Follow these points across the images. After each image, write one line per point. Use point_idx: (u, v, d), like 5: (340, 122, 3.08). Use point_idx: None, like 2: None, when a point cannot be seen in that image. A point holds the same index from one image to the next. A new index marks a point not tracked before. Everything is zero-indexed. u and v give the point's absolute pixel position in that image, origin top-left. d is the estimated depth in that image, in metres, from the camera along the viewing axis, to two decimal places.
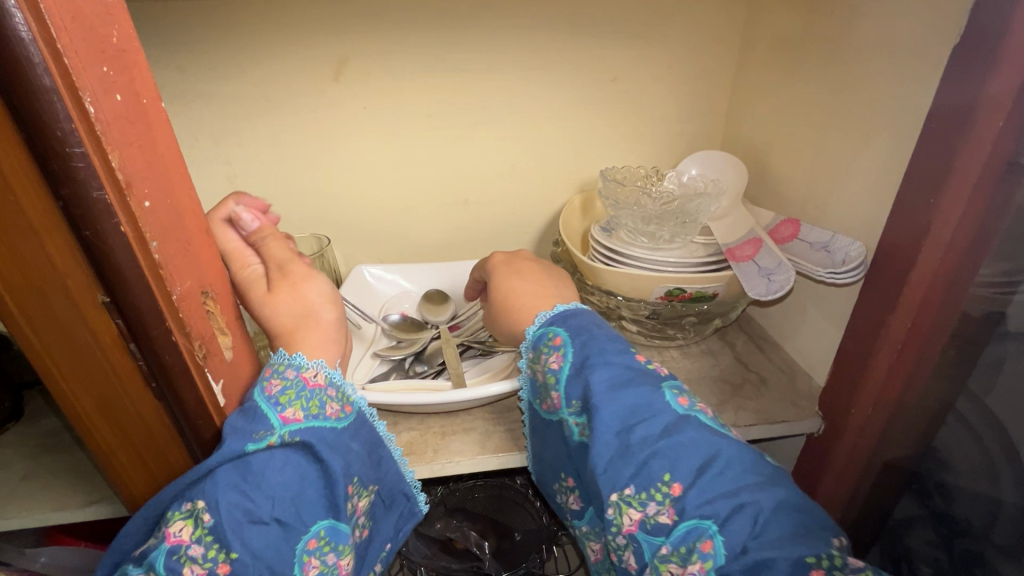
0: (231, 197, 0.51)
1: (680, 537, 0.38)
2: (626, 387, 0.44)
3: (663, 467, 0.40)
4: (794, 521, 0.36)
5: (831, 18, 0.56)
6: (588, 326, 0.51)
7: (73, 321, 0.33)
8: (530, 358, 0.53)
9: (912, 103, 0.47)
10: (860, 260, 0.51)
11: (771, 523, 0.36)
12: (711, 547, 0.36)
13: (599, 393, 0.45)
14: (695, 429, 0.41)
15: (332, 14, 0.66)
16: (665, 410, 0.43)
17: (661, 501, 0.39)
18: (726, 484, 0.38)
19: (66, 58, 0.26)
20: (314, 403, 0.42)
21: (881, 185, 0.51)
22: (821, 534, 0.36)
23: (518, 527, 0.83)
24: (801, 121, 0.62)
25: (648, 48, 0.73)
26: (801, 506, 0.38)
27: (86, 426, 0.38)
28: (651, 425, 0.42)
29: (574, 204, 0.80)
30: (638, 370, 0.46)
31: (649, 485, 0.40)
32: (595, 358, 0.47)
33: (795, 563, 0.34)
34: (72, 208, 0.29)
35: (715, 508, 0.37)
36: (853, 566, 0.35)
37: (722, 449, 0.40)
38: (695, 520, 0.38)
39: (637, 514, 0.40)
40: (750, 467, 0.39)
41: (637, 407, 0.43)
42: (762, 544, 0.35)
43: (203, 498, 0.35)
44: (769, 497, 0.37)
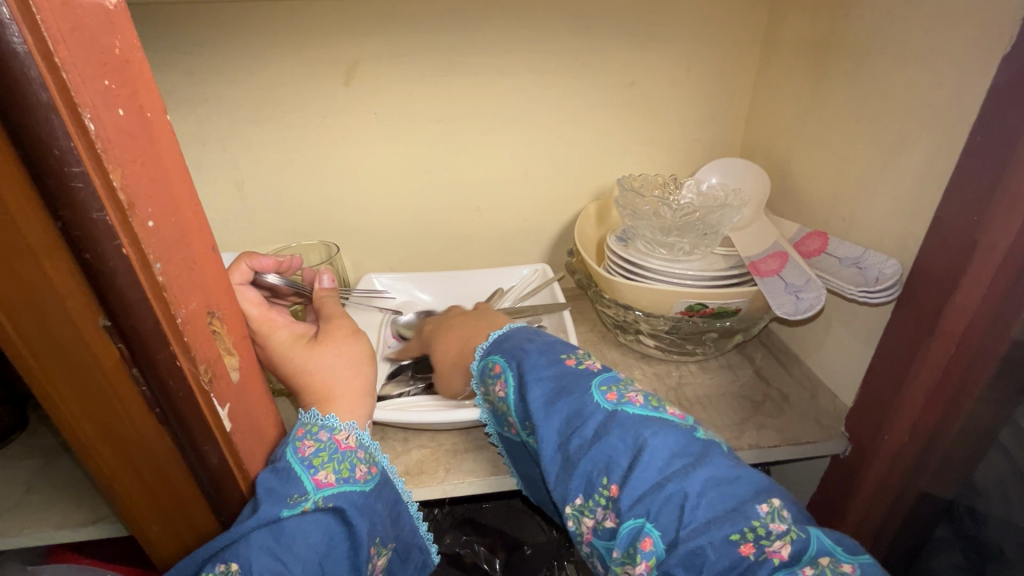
0: (244, 258, 0.54)
1: (625, 538, 0.37)
2: (559, 399, 0.43)
3: (598, 472, 0.39)
4: (719, 499, 0.35)
5: (862, 24, 0.54)
6: (521, 343, 0.50)
7: (73, 343, 0.31)
8: (481, 391, 0.52)
9: (953, 113, 0.44)
10: (896, 278, 0.49)
11: (699, 508, 0.35)
12: (651, 543, 0.35)
13: (535, 410, 0.44)
14: (620, 427, 0.40)
15: (343, 18, 0.64)
16: (594, 412, 0.41)
17: (604, 505, 0.38)
18: (653, 473, 0.37)
19: (64, 72, 0.24)
20: (344, 466, 0.41)
21: (919, 198, 0.48)
22: (747, 507, 0.35)
23: (528, 540, 0.81)
24: (829, 129, 0.59)
25: (666, 53, 0.70)
26: (729, 480, 0.36)
27: (88, 451, 0.36)
28: (582, 431, 0.41)
29: (588, 212, 0.78)
30: (570, 378, 0.45)
31: (593, 491, 0.39)
32: (529, 375, 0.46)
33: (721, 542, 0.34)
34: (71, 229, 0.27)
35: (646, 504, 0.36)
36: (778, 532, 0.33)
37: (646, 437, 0.39)
38: (633, 519, 0.36)
39: (590, 522, 0.39)
40: (675, 448, 0.38)
41: (571, 416, 0.42)
42: (692, 533, 0.34)
43: (237, 561, 0.36)
44: (693, 480, 0.36)
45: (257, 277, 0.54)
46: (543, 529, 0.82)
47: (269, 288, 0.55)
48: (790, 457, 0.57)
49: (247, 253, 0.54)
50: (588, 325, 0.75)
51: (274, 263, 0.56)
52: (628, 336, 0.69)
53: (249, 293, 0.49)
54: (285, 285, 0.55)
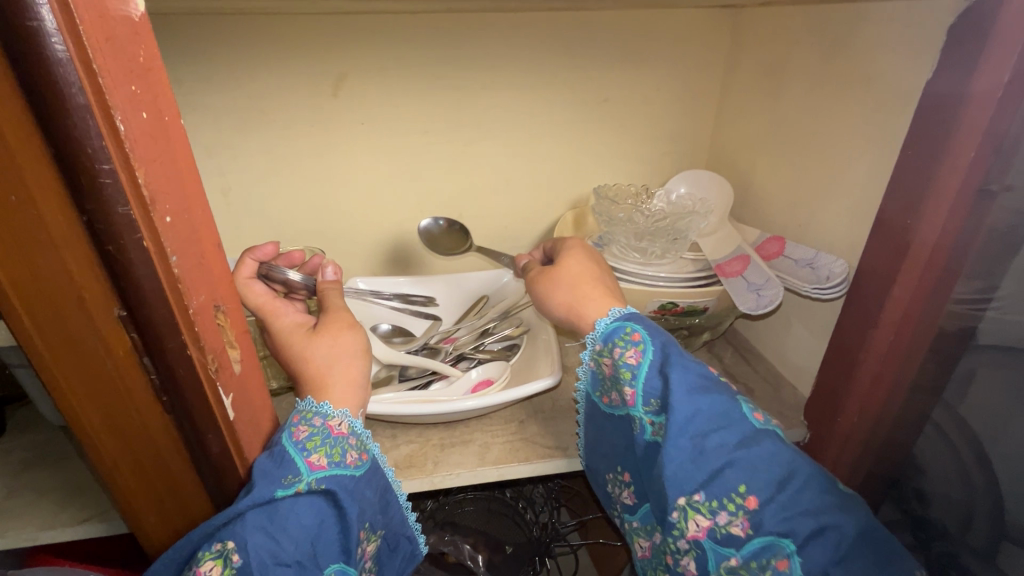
0: (246, 252, 0.55)
1: (754, 551, 0.39)
2: (706, 398, 0.44)
3: (741, 481, 0.41)
4: (869, 548, 0.39)
5: (811, 51, 0.60)
6: (664, 326, 0.49)
7: (87, 333, 0.33)
8: (599, 351, 0.50)
9: (889, 132, 0.50)
10: (843, 276, 0.55)
11: (848, 546, 0.39)
12: (787, 565, 0.39)
13: (678, 399, 0.43)
14: (774, 448, 0.42)
15: (332, 32, 0.67)
16: (744, 424, 0.43)
17: (734, 512, 0.40)
18: (806, 503, 0.40)
19: (100, 78, 0.26)
20: (336, 451, 0.43)
21: (864, 206, 0.54)
22: (893, 557, 0.39)
23: (509, 540, 0.83)
24: (784, 144, 0.65)
25: (638, 72, 0.76)
26: (875, 534, 0.40)
27: (91, 443, 0.37)
28: (731, 439, 0.42)
29: (566, 220, 0.82)
30: (716, 381, 0.45)
31: (723, 495, 0.40)
32: (674, 362, 0.45)
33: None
34: (97, 222, 0.29)
35: (793, 526, 0.39)
36: None
37: (801, 467, 0.41)
38: (772, 537, 0.39)
39: (706, 522, 0.41)
40: (827, 486, 0.41)
41: (714, 415, 0.43)
42: (839, 568, 0.38)
43: (233, 539, 0.38)
44: (850, 522, 0.39)
45: (271, 270, 0.56)
46: (521, 527, 0.85)
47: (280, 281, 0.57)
48: None
49: (249, 248, 0.56)
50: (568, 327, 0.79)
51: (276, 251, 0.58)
52: None
53: (256, 285, 0.52)
54: (299, 281, 0.56)
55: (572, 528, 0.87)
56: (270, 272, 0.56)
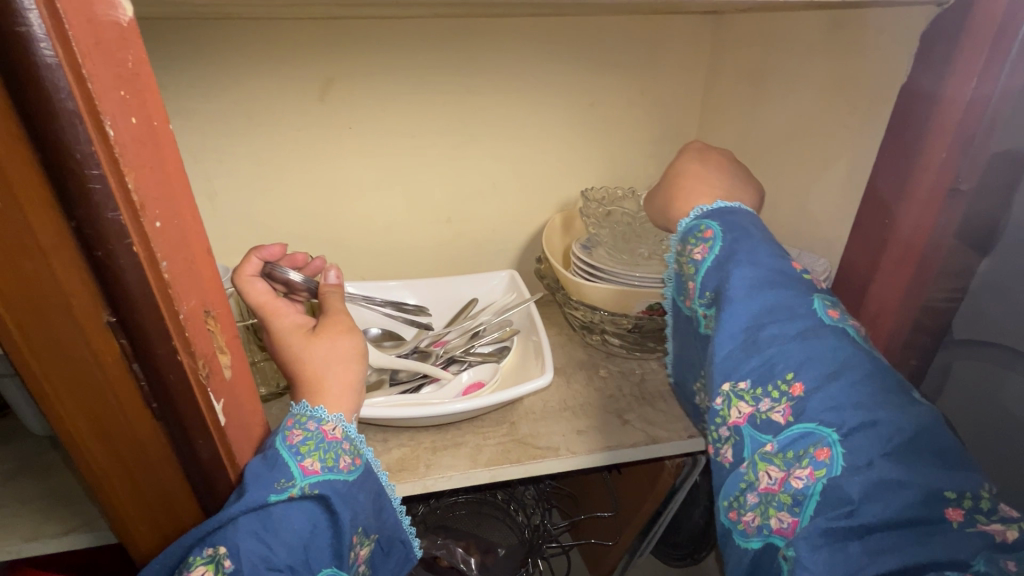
0: (252, 251, 0.55)
1: (792, 438, 0.37)
2: (768, 288, 0.43)
3: (785, 365, 0.39)
4: (935, 453, 0.34)
5: (791, 55, 0.61)
6: (747, 229, 0.47)
7: (74, 340, 0.33)
8: (676, 251, 0.52)
9: (866, 134, 0.52)
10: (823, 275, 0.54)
11: (903, 445, 0.34)
12: (828, 455, 0.35)
13: (737, 289, 0.44)
14: (836, 342, 0.39)
15: (318, 37, 0.67)
16: (808, 315, 0.41)
17: (777, 398, 0.38)
18: (857, 396, 0.36)
19: (90, 83, 0.26)
20: (330, 455, 0.43)
21: (844, 206, 0.55)
22: (968, 475, 0.33)
23: (501, 543, 0.83)
24: (765, 146, 0.66)
25: (623, 76, 0.77)
26: (947, 447, 0.34)
27: (78, 450, 0.37)
28: (787, 326, 0.40)
29: (555, 222, 0.82)
30: (788, 276, 0.44)
31: (767, 381, 0.39)
32: (743, 256, 0.45)
33: (927, 494, 0.32)
34: (85, 228, 0.29)
35: (840, 415, 0.35)
36: (1000, 515, 0.32)
37: (859, 362, 0.37)
38: (813, 424, 0.36)
39: (748, 408, 0.40)
40: (893, 386, 0.36)
41: (774, 306, 0.42)
42: (890, 462, 0.33)
43: (224, 544, 0.38)
44: (911, 421, 0.34)
45: (273, 269, 0.55)
46: (514, 530, 0.84)
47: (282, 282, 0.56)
48: None
49: (254, 247, 0.56)
50: (557, 328, 0.79)
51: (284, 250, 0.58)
52: (594, 337, 0.73)
53: (258, 282, 0.51)
54: (301, 282, 0.56)
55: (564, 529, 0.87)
56: (273, 272, 0.55)
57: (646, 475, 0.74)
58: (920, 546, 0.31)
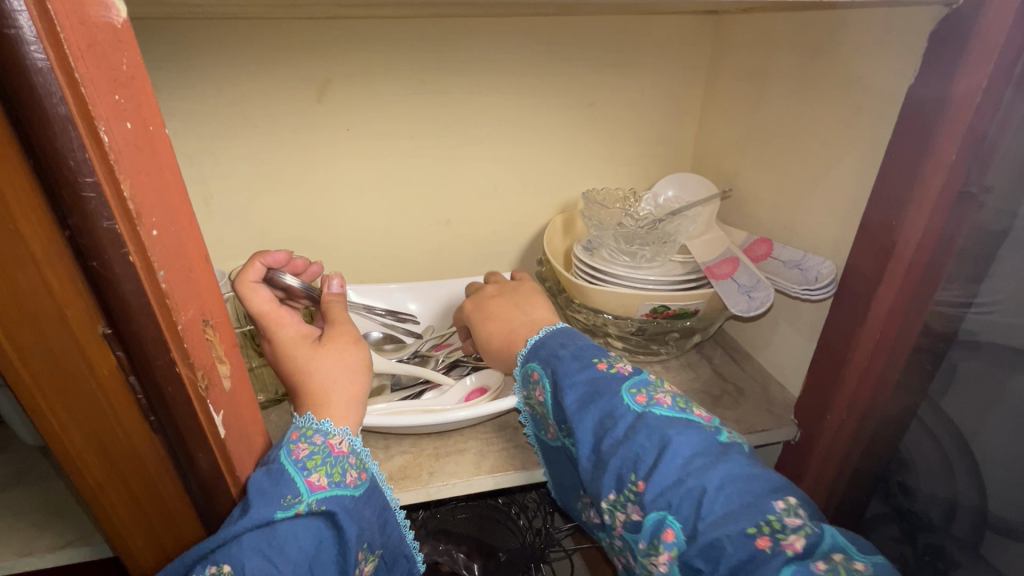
0: (257, 255, 0.53)
1: (650, 531, 0.39)
2: (591, 402, 0.46)
3: (628, 469, 0.42)
4: (737, 494, 0.38)
5: (792, 56, 0.61)
6: (556, 348, 0.52)
7: (69, 351, 0.31)
8: (523, 396, 0.55)
9: (875, 134, 0.51)
10: (831, 278, 0.56)
11: (716, 501, 0.38)
12: (672, 534, 0.38)
13: (572, 410, 0.47)
14: (648, 427, 0.43)
15: (315, 38, 0.66)
16: (625, 413, 0.44)
17: (630, 499, 0.41)
18: (677, 471, 0.40)
19: (83, 88, 0.25)
20: (336, 470, 0.42)
21: (849, 207, 0.55)
22: (763, 502, 0.38)
23: (502, 546, 0.83)
24: (768, 148, 0.66)
25: (622, 77, 0.76)
26: (748, 475, 0.39)
27: (73, 463, 0.36)
28: (613, 432, 0.44)
29: (556, 223, 0.81)
30: (600, 380, 0.48)
31: (622, 487, 0.42)
32: (563, 381, 0.49)
33: (741, 536, 0.36)
34: (80, 237, 0.28)
35: (668, 498, 0.39)
36: (792, 526, 0.36)
37: (673, 437, 0.41)
38: (657, 513, 0.39)
39: (622, 515, 0.42)
40: (698, 448, 0.41)
41: (604, 416, 0.45)
42: (710, 525, 0.37)
43: (229, 561, 0.37)
44: (714, 479, 0.39)
45: (272, 276, 0.54)
46: (514, 533, 0.84)
47: (282, 289, 0.55)
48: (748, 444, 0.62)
49: (258, 251, 0.53)
50: None
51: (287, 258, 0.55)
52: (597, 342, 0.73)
53: (262, 290, 0.50)
54: (300, 288, 0.55)
55: (566, 532, 0.87)
56: (274, 279, 0.54)
57: None
58: None
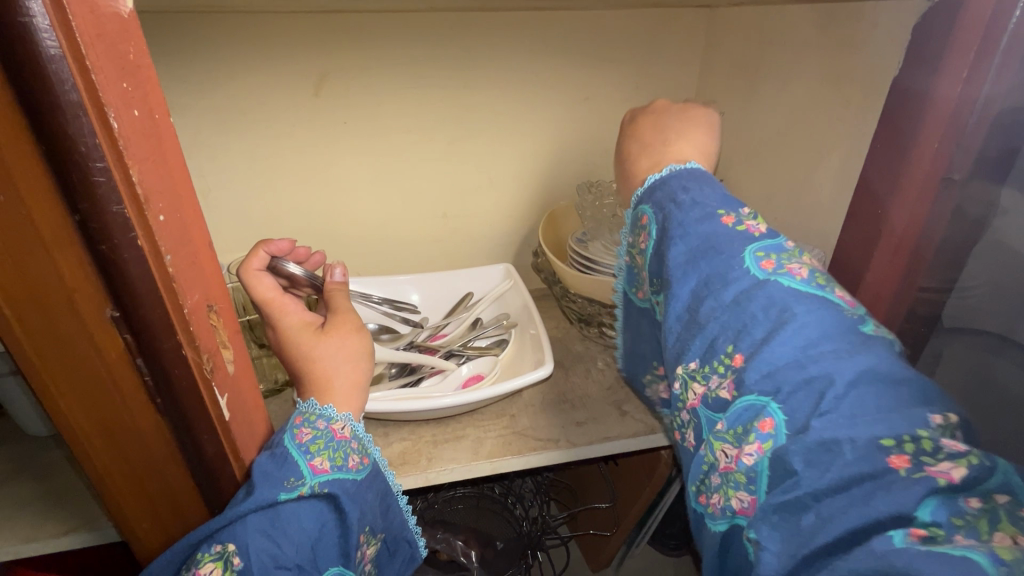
0: (259, 244, 0.54)
1: (738, 414, 0.35)
2: (701, 259, 0.41)
3: (725, 339, 0.37)
4: (876, 395, 0.31)
5: (784, 50, 0.62)
6: (674, 193, 0.46)
7: (77, 335, 0.32)
8: (626, 244, 0.52)
9: (863, 125, 0.53)
10: (818, 265, 0.56)
11: (844, 398, 0.31)
12: (772, 425, 0.33)
13: (676, 264, 0.42)
14: (767, 296, 0.36)
15: (313, 32, 0.67)
16: (741, 276, 0.38)
17: (723, 373, 0.37)
18: (794, 351, 0.34)
19: (93, 76, 0.26)
20: (339, 454, 0.43)
21: (838, 198, 0.56)
22: (915, 414, 0.30)
23: (499, 536, 0.84)
24: (759, 141, 0.67)
25: (617, 71, 0.77)
26: (895, 379, 0.31)
27: (81, 446, 0.37)
28: (721, 295, 0.38)
29: (551, 216, 0.83)
30: (722, 235, 0.41)
31: (713, 358, 0.38)
32: (674, 231, 0.44)
33: (869, 446, 0.29)
34: (89, 222, 0.29)
35: (776, 379, 0.33)
36: (949, 451, 0.28)
37: (799, 311, 0.35)
38: (753, 395, 0.34)
39: (700, 388, 0.39)
40: (829, 330, 0.34)
41: (708, 277, 0.40)
42: (827, 422, 0.30)
43: (233, 542, 0.38)
44: (852, 372, 0.31)
45: (276, 264, 0.54)
46: (512, 523, 0.85)
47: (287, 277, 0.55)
48: None
49: (263, 240, 0.54)
50: (555, 322, 0.80)
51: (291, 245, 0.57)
52: (592, 330, 0.74)
53: (265, 278, 0.51)
54: (303, 276, 0.55)
55: (562, 521, 0.88)
56: (278, 267, 0.54)
57: (643, 466, 0.74)
58: (869, 505, 0.27)
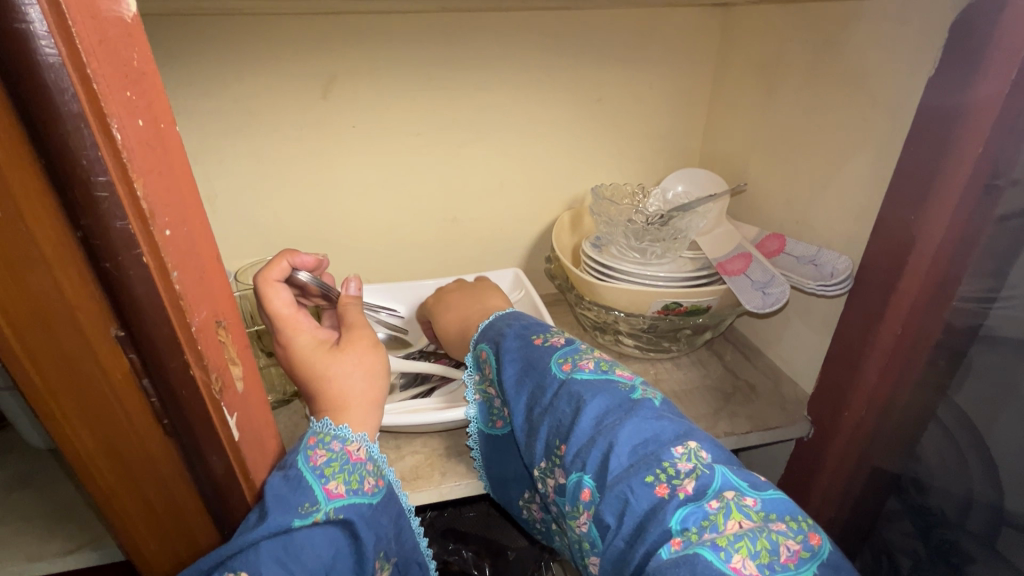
0: (284, 254, 0.53)
1: (572, 493, 0.40)
2: (526, 374, 0.48)
3: (554, 436, 0.43)
4: (642, 446, 0.39)
5: (805, 49, 0.60)
6: (499, 329, 0.53)
7: (82, 354, 0.31)
8: (473, 383, 0.55)
9: (892, 127, 0.51)
10: (847, 274, 0.55)
11: (620, 456, 0.39)
12: (589, 494, 0.39)
13: (509, 381, 0.49)
14: (569, 392, 0.44)
15: (321, 34, 0.65)
16: (551, 381, 0.46)
17: (557, 464, 0.42)
18: (593, 432, 0.41)
19: (95, 84, 0.24)
20: (354, 477, 0.42)
21: (865, 203, 0.54)
22: (662, 451, 0.38)
23: (511, 544, 0.82)
24: (780, 142, 0.65)
25: (632, 71, 0.75)
26: (656, 427, 0.40)
27: (86, 468, 0.35)
28: (543, 400, 0.46)
29: (563, 220, 0.81)
30: (535, 354, 0.49)
31: (548, 453, 0.43)
32: (504, 356, 0.50)
33: (639, 485, 0.37)
34: (93, 239, 0.27)
35: (585, 461, 0.40)
36: (685, 469, 0.37)
37: (588, 397, 0.43)
38: (577, 474, 0.40)
39: (551, 480, 0.43)
40: (609, 407, 0.42)
41: (535, 387, 0.47)
42: (616, 480, 0.38)
43: (245, 570, 0.36)
44: (625, 436, 0.39)
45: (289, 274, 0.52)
46: (523, 533, 0.82)
47: (299, 287, 0.54)
48: (762, 441, 0.62)
49: (286, 250, 0.53)
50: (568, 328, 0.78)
51: (305, 257, 0.55)
52: (607, 338, 0.72)
53: (282, 292, 0.49)
54: (315, 286, 0.53)
55: None
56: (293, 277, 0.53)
57: None
58: (649, 533, 0.35)
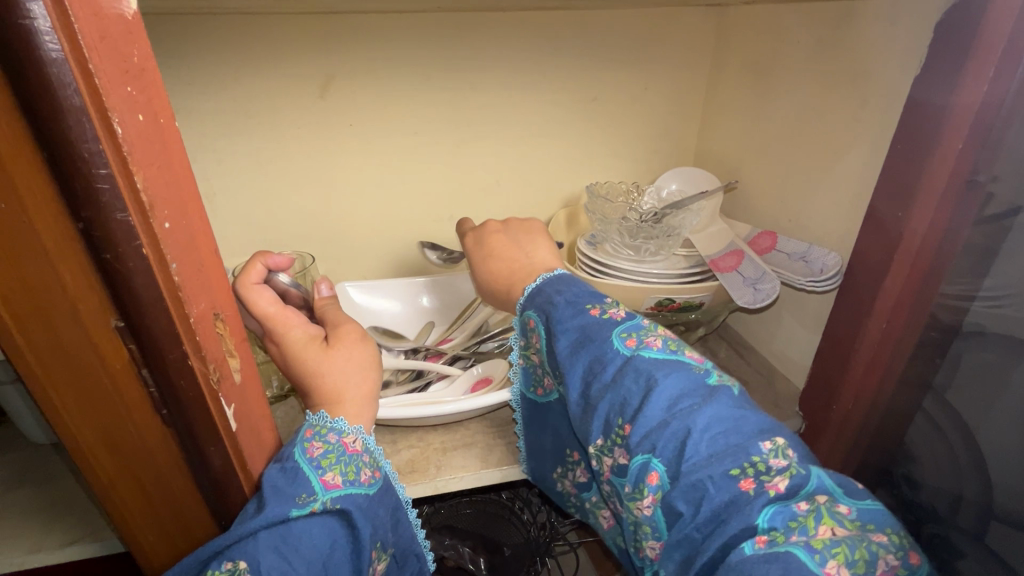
0: (258, 256, 0.52)
1: (634, 474, 0.38)
2: (583, 346, 0.45)
3: (616, 414, 0.40)
4: (724, 435, 0.36)
5: (796, 50, 0.61)
6: (549, 297, 0.50)
7: (82, 345, 0.31)
8: (519, 346, 0.53)
9: (881, 125, 0.52)
10: (837, 269, 0.56)
11: (701, 443, 0.36)
12: (658, 478, 0.37)
13: (563, 353, 0.46)
14: (636, 370, 0.41)
15: (319, 34, 0.66)
16: (614, 356, 0.43)
17: (619, 444, 0.40)
18: (664, 412, 0.38)
19: (97, 79, 0.25)
20: (350, 469, 0.42)
21: (855, 200, 0.55)
22: (748, 443, 0.36)
23: (506, 542, 0.83)
24: (772, 141, 0.66)
25: (627, 71, 0.76)
26: (737, 416, 0.37)
27: (85, 458, 0.36)
28: (603, 376, 0.42)
29: (559, 219, 0.82)
30: (593, 325, 0.46)
31: (609, 431, 0.41)
32: (556, 327, 0.47)
33: (721, 477, 0.35)
34: (93, 230, 0.28)
35: (656, 443, 0.37)
36: (777, 467, 0.35)
37: (659, 376, 0.40)
38: (643, 456, 0.38)
39: (609, 460, 0.41)
40: (685, 388, 0.39)
41: (595, 361, 0.44)
42: (693, 467, 0.35)
43: (244, 559, 0.36)
44: (702, 419, 0.37)
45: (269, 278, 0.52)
46: (518, 528, 0.84)
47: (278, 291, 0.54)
48: None
49: (261, 252, 0.52)
50: None
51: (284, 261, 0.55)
52: None
53: (265, 293, 0.49)
54: (295, 292, 0.54)
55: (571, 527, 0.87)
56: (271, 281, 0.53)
57: None
58: (727, 526, 0.34)
